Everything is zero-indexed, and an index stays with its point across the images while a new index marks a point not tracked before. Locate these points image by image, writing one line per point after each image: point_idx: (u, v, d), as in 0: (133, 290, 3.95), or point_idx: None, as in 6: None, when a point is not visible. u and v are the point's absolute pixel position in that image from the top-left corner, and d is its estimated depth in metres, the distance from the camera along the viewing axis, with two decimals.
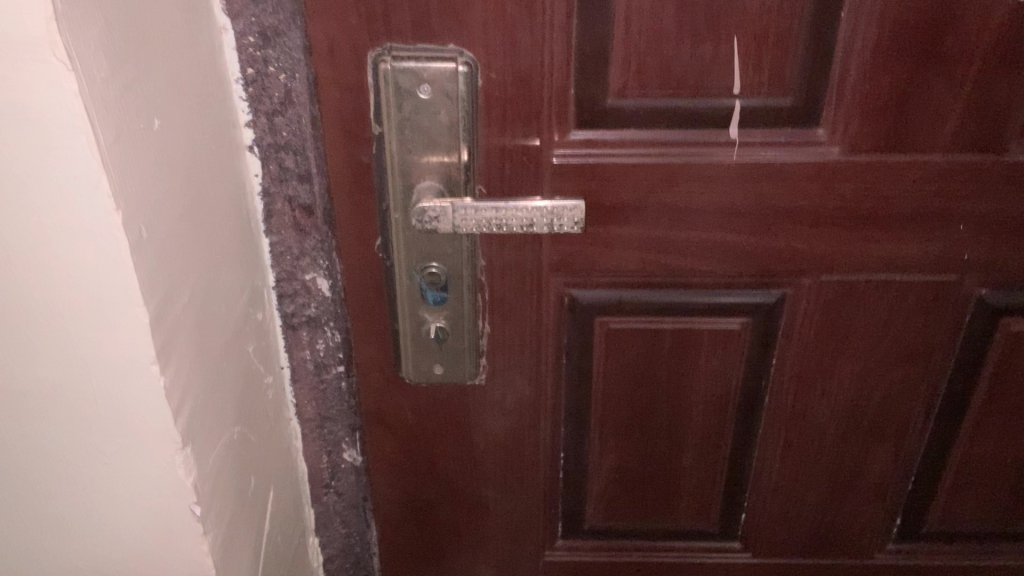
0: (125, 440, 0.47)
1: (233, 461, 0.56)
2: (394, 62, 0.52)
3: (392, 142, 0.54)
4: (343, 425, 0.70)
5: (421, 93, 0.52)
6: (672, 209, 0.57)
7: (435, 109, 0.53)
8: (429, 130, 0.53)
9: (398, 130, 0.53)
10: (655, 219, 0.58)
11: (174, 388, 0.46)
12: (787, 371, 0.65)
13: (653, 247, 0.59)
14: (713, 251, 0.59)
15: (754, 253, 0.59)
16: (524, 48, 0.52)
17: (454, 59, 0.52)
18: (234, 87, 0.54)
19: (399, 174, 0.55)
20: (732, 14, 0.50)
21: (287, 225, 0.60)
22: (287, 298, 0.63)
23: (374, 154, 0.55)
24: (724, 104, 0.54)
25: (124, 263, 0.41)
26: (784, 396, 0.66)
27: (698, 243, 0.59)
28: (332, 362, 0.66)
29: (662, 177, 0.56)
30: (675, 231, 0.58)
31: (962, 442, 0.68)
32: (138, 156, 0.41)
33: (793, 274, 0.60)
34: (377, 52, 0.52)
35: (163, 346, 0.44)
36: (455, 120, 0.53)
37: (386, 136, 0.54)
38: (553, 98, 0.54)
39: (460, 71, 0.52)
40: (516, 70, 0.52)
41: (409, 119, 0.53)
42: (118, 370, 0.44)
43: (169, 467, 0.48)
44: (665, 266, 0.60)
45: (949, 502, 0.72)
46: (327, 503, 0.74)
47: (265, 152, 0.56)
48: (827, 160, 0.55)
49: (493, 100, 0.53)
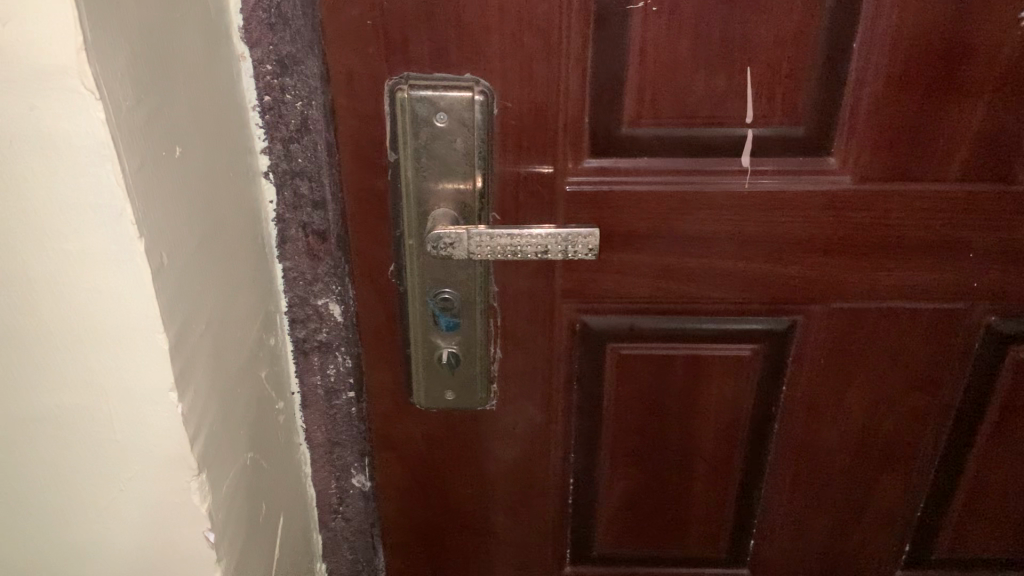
0: (141, 467, 0.47)
1: (245, 488, 0.56)
2: (412, 90, 0.52)
3: (408, 169, 0.54)
4: (352, 451, 0.70)
5: (437, 121, 0.52)
6: (684, 237, 0.58)
7: (451, 137, 0.53)
8: (447, 156, 0.53)
9: (414, 157, 0.54)
10: (666, 247, 0.58)
11: (191, 414, 0.46)
12: (798, 398, 0.65)
13: (665, 274, 0.59)
14: (725, 279, 0.60)
15: (765, 280, 0.60)
16: (540, 78, 0.52)
17: (470, 88, 0.52)
18: (251, 114, 0.54)
19: (414, 201, 0.55)
20: (746, 46, 0.51)
21: (301, 251, 0.60)
22: (299, 323, 0.63)
23: (390, 181, 0.56)
24: (736, 134, 0.54)
25: (145, 291, 0.41)
26: (794, 423, 0.66)
27: (709, 271, 0.59)
28: (342, 387, 0.67)
29: (674, 205, 0.57)
30: (686, 258, 0.59)
31: (971, 470, 0.68)
32: (160, 183, 0.42)
33: (804, 301, 0.61)
34: (395, 81, 0.53)
35: (181, 372, 0.45)
36: (471, 148, 0.53)
37: (404, 162, 0.54)
38: (568, 126, 0.54)
39: (477, 100, 0.52)
40: (532, 99, 0.53)
41: (426, 147, 0.53)
42: (137, 396, 0.44)
43: (184, 493, 0.48)
44: (676, 293, 0.60)
45: (958, 530, 0.72)
46: (335, 529, 0.74)
47: (280, 179, 0.57)
48: (838, 189, 0.56)
49: (508, 128, 0.54)
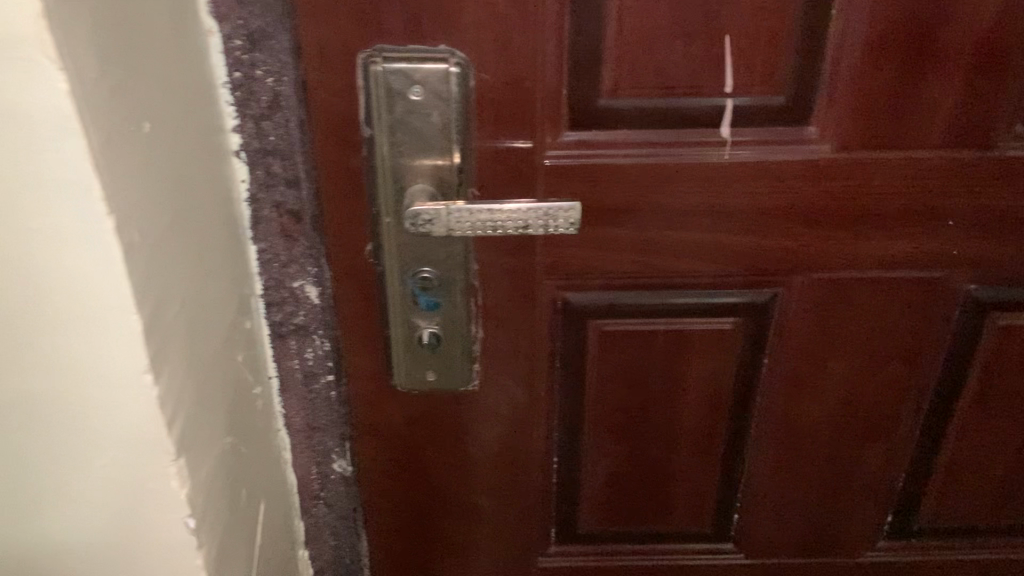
0: (116, 453, 0.46)
1: (225, 473, 0.55)
2: (386, 63, 0.51)
3: (384, 145, 0.53)
4: (333, 435, 0.69)
5: (413, 95, 0.51)
6: (664, 210, 0.57)
7: (427, 111, 0.52)
8: (422, 131, 0.52)
9: (389, 132, 0.52)
10: (647, 221, 0.58)
11: (169, 397, 0.45)
12: (780, 371, 0.65)
13: (646, 248, 0.59)
14: (706, 251, 0.59)
15: (745, 252, 0.59)
16: (518, 49, 0.51)
17: (446, 59, 0.51)
18: (221, 91, 0.53)
19: (391, 177, 0.54)
20: (725, 14, 0.50)
21: (275, 231, 0.59)
22: (276, 306, 0.62)
23: (365, 157, 0.54)
24: (715, 103, 0.54)
25: (116, 270, 0.40)
26: (776, 396, 0.66)
27: (690, 243, 0.59)
28: (320, 370, 0.66)
29: (654, 177, 0.56)
30: (666, 231, 0.58)
31: (952, 439, 0.69)
32: (130, 159, 0.40)
33: (785, 273, 0.60)
34: (368, 53, 0.51)
35: (156, 353, 0.43)
36: (447, 122, 0.52)
37: (377, 138, 0.53)
38: (546, 99, 0.53)
39: (453, 72, 0.51)
40: (510, 70, 0.52)
41: (401, 121, 0.52)
42: (110, 381, 0.43)
43: (162, 478, 0.47)
44: (657, 267, 0.60)
45: (940, 498, 0.72)
46: (316, 515, 0.74)
47: (252, 158, 0.56)
48: (818, 158, 0.56)
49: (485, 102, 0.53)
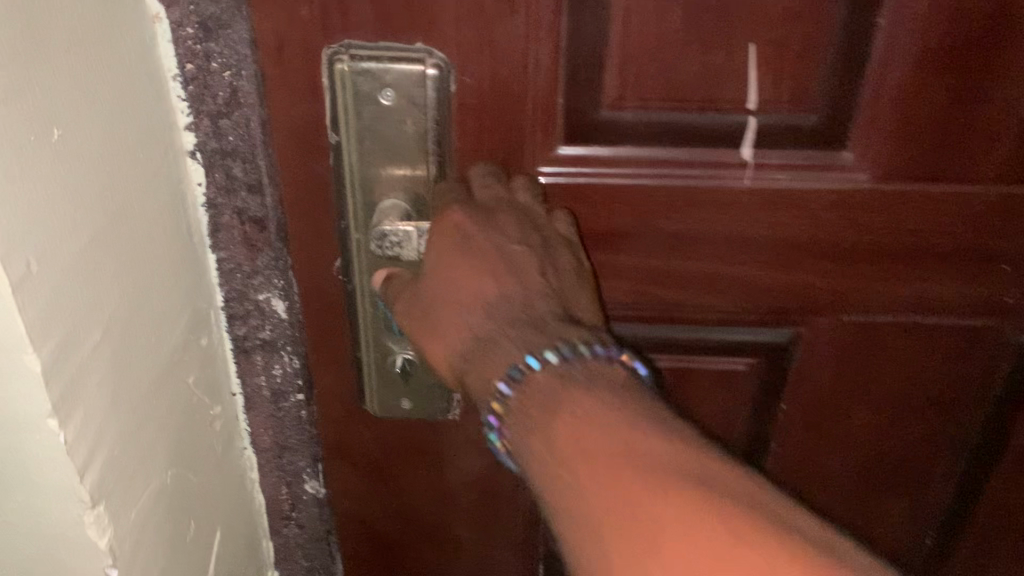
0: (25, 498, 0.40)
1: (167, 509, 0.49)
2: (353, 61, 0.45)
3: (350, 153, 0.47)
4: (304, 456, 0.63)
5: (382, 99, 0.45)
6: (673, 237, 0.50)
7: (399, 118, 0.46)
8: (392, 137, 0.47)
9: (357, 140, 0.47)
10: (654, 249, 0.51)
11: (83, 439, 0.40)
12: (797, 418, 0.58)
13: (651, 277, 0.52)
14: (719, 285, 0.52)
15: (764, 288, 0.52)
16: (504, 51, 0.44)
17: (422, 60, 0.45)
18: (172, 84, 0.47)
19: (359, 189, 0.49)
20: (750, 19, 0.43)
21: (236, 239, 0.53)
22: (238, 320, 0.56)
23: (332, 165, 0.49)
24: (737, 120, 0.46)
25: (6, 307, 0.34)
26: (791, 444, 0.59)
27: (701, 276, 0.52)
28: (290, 389, 0.60)
29: (662, 200, 0.49)
30: (675, 261, 0.51)
31: (991, 502, 0.61)
32: (28, 174, 0.34)
33: (808, 312, 0.53)
34: (334, 49, 0.45)
35: (65, 394, 0.38)
36: (422, 131, 0.46)
37: (342, 142, 0.47)
38: (538, 108, 0.46)
39: (429, 74, 0.45)
40: (495, 76, 0.45)
41: (370, 128, 0.46)
42: (10, 424, 0.37)
43: (77, 527, 0.41)
44: (662, 300, 0.53)
45: (972, 562, 0.65)
46: (287, 535, 0.68)
47: (209, 159, 0.49)
48: (852, 187, 0.48)
49: (466, 108, 0.47)
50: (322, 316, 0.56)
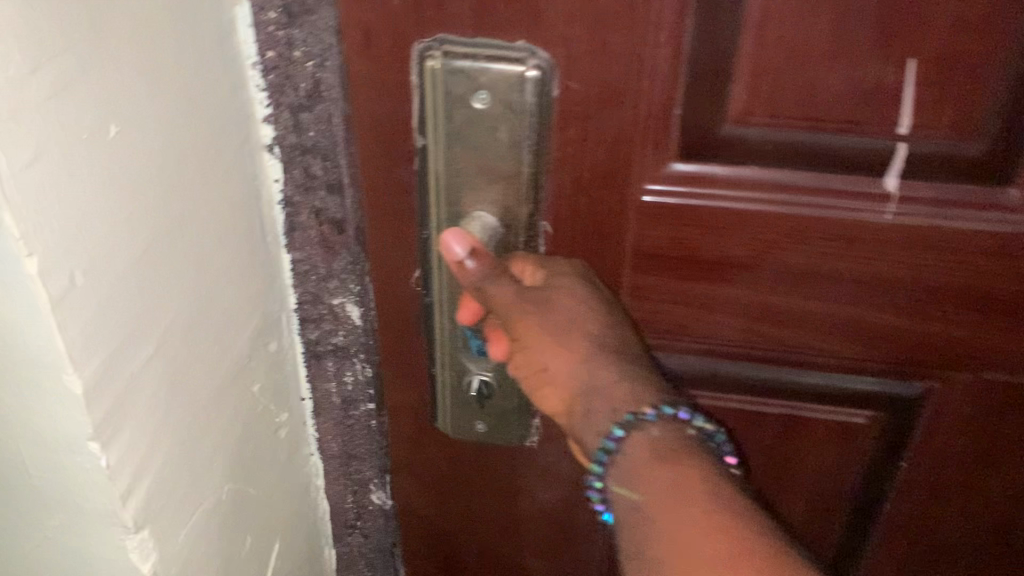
0: (67, 518, 0.37)
1: (221, 525, 0.46)
2: (445, 59, 0.40)
3: (437, 159, 0.43)
4: (371, 467, 0.60)
5: (476, 102, 0.40)
6: (795, 273, 0.44)
7: (493, 124, 0.41)
8: (481, 145, 0.41)
9: (445, 145, 0.42)
10: (771, 284, 0.45)
11: (128, 462, 0.36)
12: (919, 479, 0.51)
13: (763, 315, 0.46)
14: (842, 328, 0.46)
15: (896, 335, 0.46)
16: (617, 53, 0.39)
17: (522, 60, 0.40)
18: (251, 73, 0.43)
19: (444, 199, 0.44)
20: (913, 30, 0.36)
21: (313, 241, 0.49)
22: (310, 323, 0.53)
23: (417, 170, 0.44)
24: (883, 145, 0.40)
25: (46, 324, 0.31)
26: (910, 505, 0.52)
27: (823, 317, 0.46)
28: (361, 397, 0.57)
29: (786, 231, 0.43)
30: (794, 299, 0.45)
31: None
32: (78, 178, 0.31)
33: (943, 365, 0.46)
34: (426, 44, 0.40)
35: (109, 415, 0.35)
36: (518, 140, 0.41)
37: (426, 146, 0.43)
38: (651, 120, 0.41)
39: (529, 77, 0.40)
40: (604, 82, 0.40)
41: (460, 133, 0.41)
42: (51, 442, 0.35)
43: (119, 551, 0.38)
44: (774, 339, 0.47)
45: None
46: (351, 543, 0.65)
47: (288, 155, 0.46)
48: (1014, 231, 0.41)
49: (570, 117, 0.41)
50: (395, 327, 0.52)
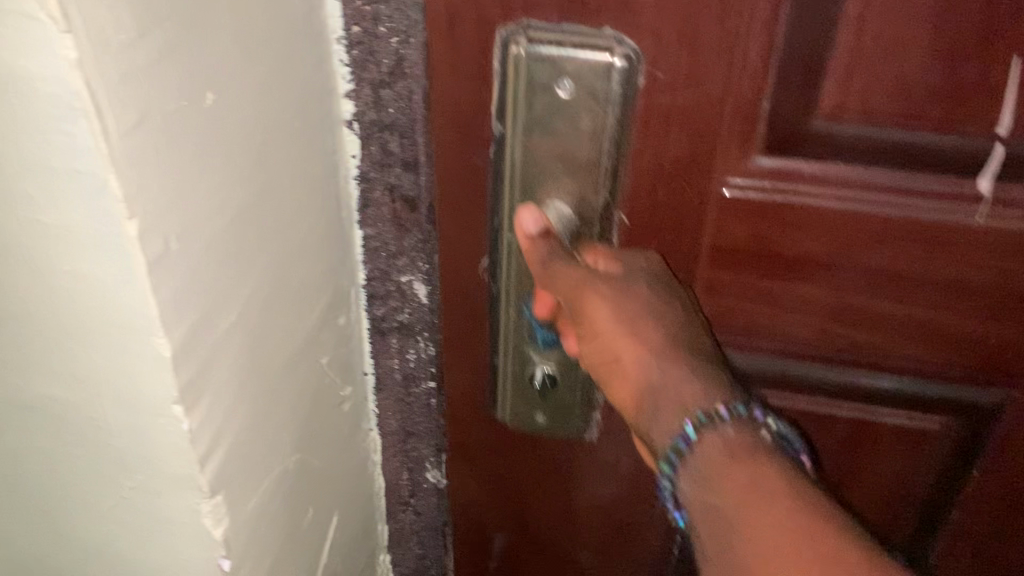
0: (144, 479, 0.38)
1: (286, 495, 0.47)
2: (530, 46, 0.39)
3: (514, 148, 0.42)
4: (428, 445, 0.60)
5: (559, 90, 0.40)
6: (875, 273, 0.43)
7: (575, 113, 0.41)
8: (569, 142, 0.41)
9: (525, 133, 0.42)
10: (849, 283, 0.44)
11: (206, 427, 0.37)
12: (995, 484, 0.51)
13: (838, 315, 0.46)
14: (920, 331, 0.45)
15: (975, 339, 0.45)
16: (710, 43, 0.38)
17: (610, 48, 0.39)
18: (335, 48, 0.43)
19: (519, 188, 0.44)
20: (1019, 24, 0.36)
21: (385, 217, 0.49)
22: (378, 299, 0.53)
23: (491, 160, 0.44)
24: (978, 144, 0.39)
25: (140, 285, 0.31)
26: (986, 512, 0.52)
27: (900, 319, 0.45)
28: (422, 375, 0.57)
29: (869, 231, 0.42)
30: (871, 299, 0.44)
31: None
32: (176, 144, 0.31)
33: (1021, 371, 0.46)
34: (510, 30, 0.40)
35: (192, 381, 0.35)
36: (600, 129, 0.41)
37: (507, 142, 0.42)
38: (739, 112, 0.40)
39: (616, 65, 0.39)
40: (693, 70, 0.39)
41: (540, 121, 0.41)
42: (135, 405, 0.35)
43: (192, 515, 0.39)
44: (849, 341, 0.46)
45: None
46: (403, 520, 0.66)
47: (366, 131, 0.46)
48: None
49: (654, 106, 0.40)
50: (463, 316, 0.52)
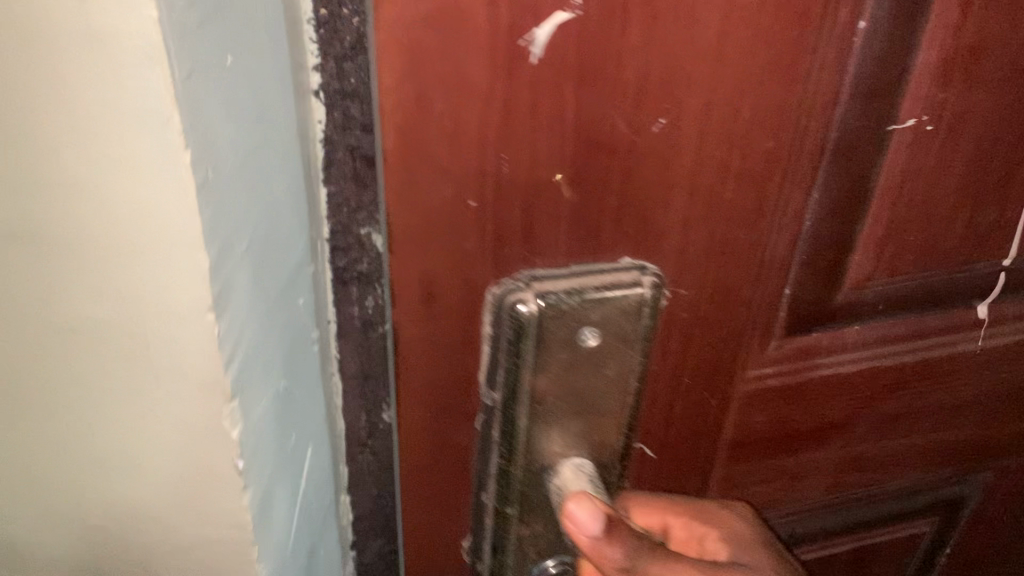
0: (172, 387, 0.45)
1: (277, 415, 0.54)
2: (538, 291, 0.51)
3: (525, 375, 0.54)
4: (384, 386, 0.68)
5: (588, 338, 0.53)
6: (731, 236, 0.54)
7: (597, 350, 0.54)
8: (585, 376, 0.55)
9: (535, 369, 0.54)
10: (705, 251, 0.55)
11: (229, 335, 0.44)
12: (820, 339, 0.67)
13: (714, 283, 0.57)
14: (771, 256, 0.58)
15: (805, 232, 0.58)
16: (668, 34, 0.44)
17: (637, 279, 0.53)
18: (306, 29, 0.52)
19: (534, 416, 0.55)
20: None
21: (347, 175, 0.57)
22: (340, 251, 0.61)
23: (487, 378, 0.55)
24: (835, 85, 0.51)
25: (188, 205, 0.39)
26: (822, 371, 0.69)
27: (758, 261, 0.57)
28: (380, 321, 0.65)
29: (749, 193, 0.53)
30: (726, 260, 0.56)
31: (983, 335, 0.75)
32: (211, 93, 0.39)
33: (837, 248, 0.60)
34: (508, 284, 0.52)
35: (221, 294, 0.43)
36: (621, 369, 0.56)
37: (518, 413, 0.55)
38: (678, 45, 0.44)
39: (645, 291, 0.53)
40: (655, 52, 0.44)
41: (571, 362, 0.54)
42: (173, 315, 0.42)
43: (216, 418, 0.46)
44: (719, 298, 0.58)
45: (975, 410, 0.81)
46: (361, 463, 0.73)
47: (330, 99, 0.55)
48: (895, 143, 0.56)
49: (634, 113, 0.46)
50: (444, 447, 0.58)
